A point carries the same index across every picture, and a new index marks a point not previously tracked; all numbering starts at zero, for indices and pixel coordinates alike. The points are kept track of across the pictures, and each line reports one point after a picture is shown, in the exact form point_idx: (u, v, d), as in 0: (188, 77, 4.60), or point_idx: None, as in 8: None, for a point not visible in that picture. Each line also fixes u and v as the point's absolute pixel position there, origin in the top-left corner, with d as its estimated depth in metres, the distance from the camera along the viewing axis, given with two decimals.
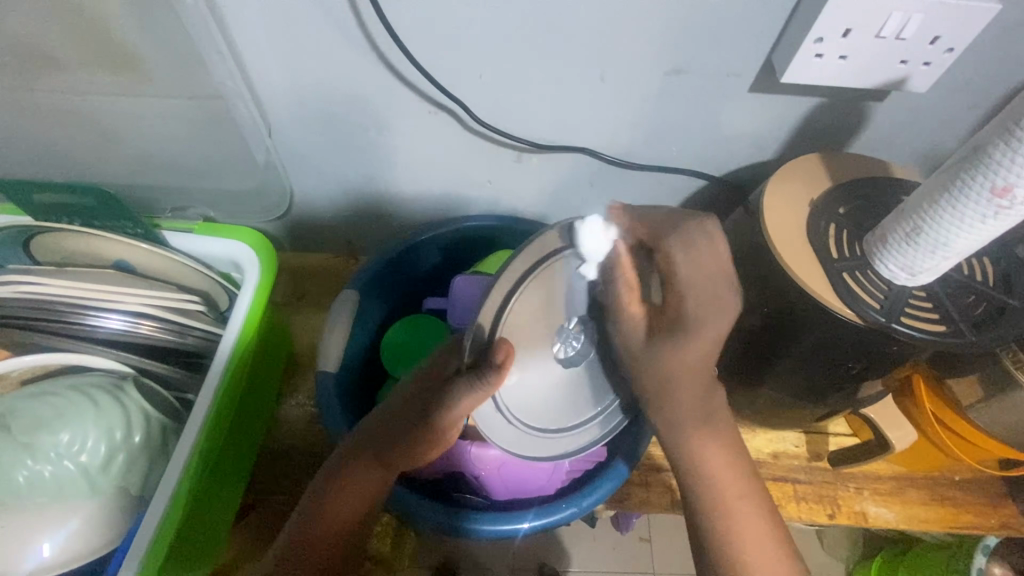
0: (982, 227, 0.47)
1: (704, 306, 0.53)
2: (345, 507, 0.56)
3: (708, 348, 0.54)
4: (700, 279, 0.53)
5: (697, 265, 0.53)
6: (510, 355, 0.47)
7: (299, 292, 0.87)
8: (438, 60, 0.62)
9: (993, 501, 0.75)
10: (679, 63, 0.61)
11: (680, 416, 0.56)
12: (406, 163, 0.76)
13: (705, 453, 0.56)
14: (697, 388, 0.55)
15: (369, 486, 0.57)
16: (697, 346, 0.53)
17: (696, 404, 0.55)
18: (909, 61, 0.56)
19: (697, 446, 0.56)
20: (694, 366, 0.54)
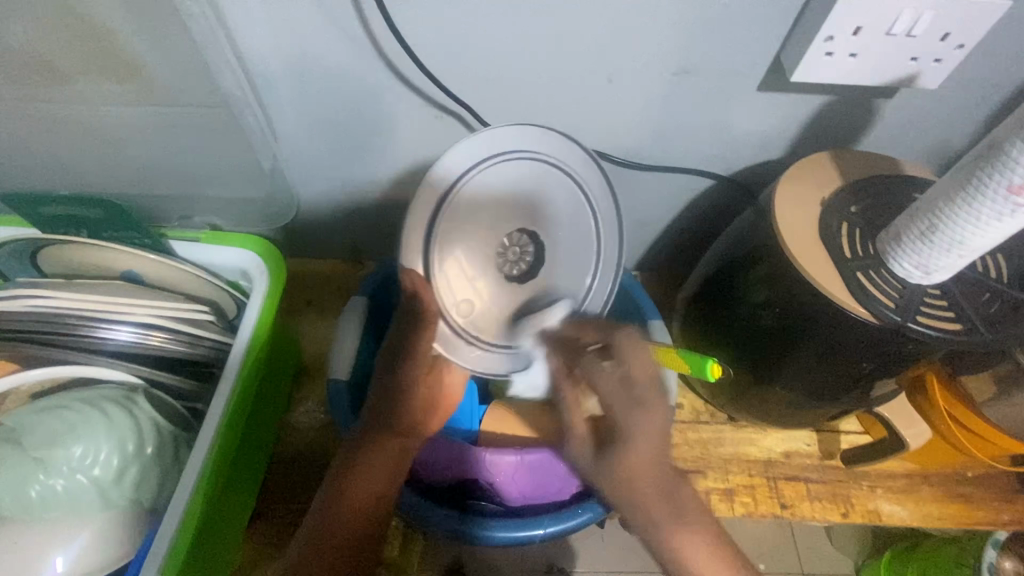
0: (998, 225, 0.47)
1: (637, 417, 0.49)
2: (367, 486, 0.57)
3: (652, 446, 0.49)
4: (619, 395, 0.50)
5: (618, 379, 0.50)
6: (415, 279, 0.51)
7: (307, 298, 0.87)
8: (445, 64, 0.62)
9: (1006, 497, 0.75)
10: (687, 63, 0.61)
11: (653, 522, 0.49)
12: (411, 168, 0.76)
13: (689, 545, 0.50)
14: (660, 487, 0.49)
15: (384, 461, 0.58)
16: (643, 450, 0.49)
17: (664, 509, 0.50)
18: (920, 58, 0.56)
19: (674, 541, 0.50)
20: (653, 465, 0.49)
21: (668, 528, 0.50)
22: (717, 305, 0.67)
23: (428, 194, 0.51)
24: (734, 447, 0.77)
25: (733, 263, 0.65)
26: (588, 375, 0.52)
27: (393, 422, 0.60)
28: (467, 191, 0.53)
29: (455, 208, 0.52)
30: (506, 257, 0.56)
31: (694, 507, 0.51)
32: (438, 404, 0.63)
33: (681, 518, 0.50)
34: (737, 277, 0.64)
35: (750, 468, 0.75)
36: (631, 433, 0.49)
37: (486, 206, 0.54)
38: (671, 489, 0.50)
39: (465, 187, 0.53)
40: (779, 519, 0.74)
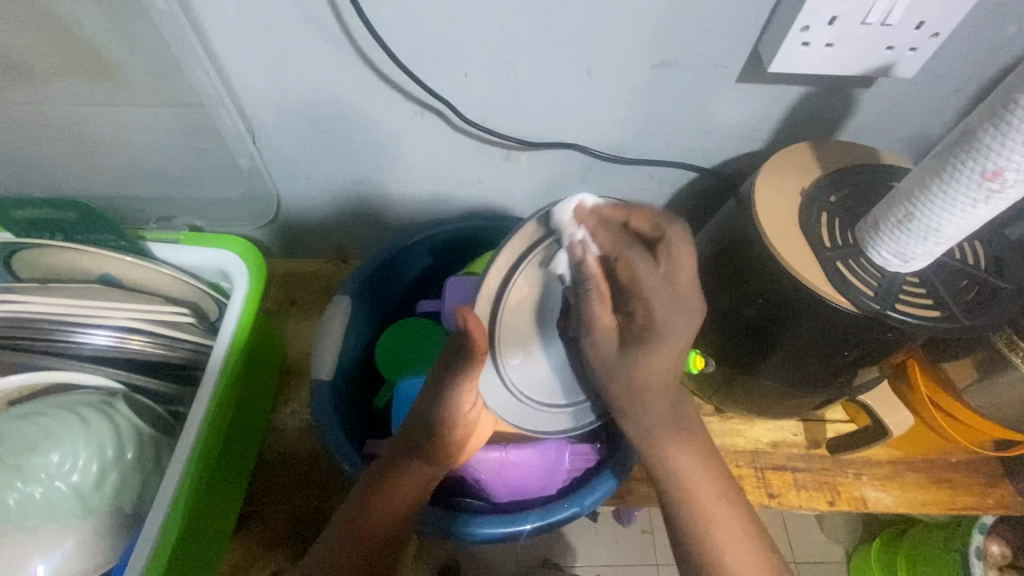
0: (973, 212, 0.47)
1: (675, 318, 0.51)
2: (396, 499, 0.56)
3: (674, 353, 0.52)
4: (668, 289, 0.51)
5: (662, 277, 0.51)
6: (472, 321, 0.53)
7: (290, 297, 0.86)
8: (422, 60, 0.61)
9: (989, 481, 0.75)
10: (666, 56, 0.61)
11: (652, 423, 0.54)
12: (394, 165, 0.75)
13: (682, 460, 0.54)
14: (668, 397, 0.54)
15: (416, 481, 0.57)
16: (662, 358, 0.52)
17: (670, 424, 0.54)
18: (895, 47, 0.56)
19: (672, 453, 0.54)
20: (669, 376, 0.53)
21: (665, 438, 0.54)
22: (700, 298, 0.68)
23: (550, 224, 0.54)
24: (721, 438, 0.77)
25: (714, 255, 0.65)
26: (632, 270, 0.52)
27: (428, 450, 0.58)
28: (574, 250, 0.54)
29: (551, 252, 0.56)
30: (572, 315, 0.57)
31: (691, 415, 0.56)
32: (474, 432, 0.63)
33: (683, 434, 0.55)
34: (719, 269, 0.64)
35: (737, 459, 0.76)
36: (665, 330, 0.51)
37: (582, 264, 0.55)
38: (680, 407, 0.55)
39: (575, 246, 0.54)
40: (767, 508, 0.74)
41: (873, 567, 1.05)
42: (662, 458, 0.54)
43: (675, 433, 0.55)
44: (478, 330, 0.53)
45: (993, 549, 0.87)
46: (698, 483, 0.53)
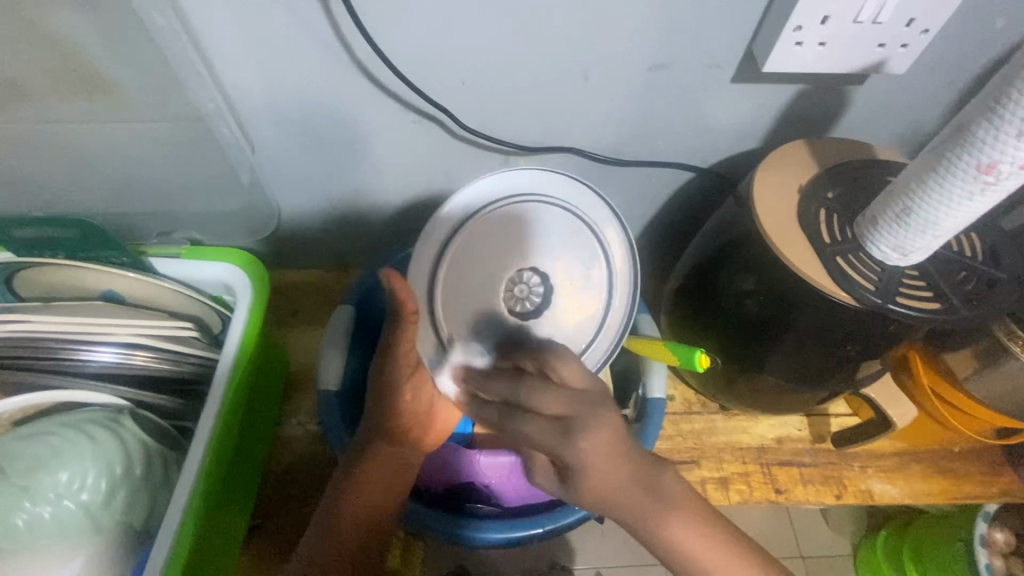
0: (968, 205, 0.47)
1: (578, 444, 0.46)
2: (370, 489, 0.58)
3: (609, 454, 0.46)
4: (555, 431, 0.47)
5: (544, 421, 0.48)
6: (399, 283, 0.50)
7: (292, 310, 0.86)
8: (420, 69, 0.62)
9: (993, 469, 0.76)
10: (661, 58, 0.62)
11: (636, 515, 0.48)
12: (392, 174, 0.75)
13: (673, 528, 0.48)
14: (632, 487, 0.48)
15: (387, 462, 0.59)
16: (598, 470, 0.47)
17: (640, 501, 0.48)
18: (887, 44, 0.57)
19: (669, 530, 0.48)
20: (608, 468, 0.47)
21: (655, 520, 0.48)
22: (702, 296, 0.68)
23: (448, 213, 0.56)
24: (726, 435, 0.77)
25: (715, 253, 0.65)
26: (521, 418, 0.49)
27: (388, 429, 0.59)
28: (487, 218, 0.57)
29: (464, 237, 0.57)
30: (516, 298, 0.56)
31: (679, 487, 0.49)
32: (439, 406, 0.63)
33: (668, 502, 0.48)
34: (720, 267, 0.64)
35: (743, 456, 0.76)
36: (578, 457, 0.46)
37: (497, 237, 0.57)
38: (647, 480, 0.48)
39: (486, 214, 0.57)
40: (774, 504, 0.75)
41: (879, 559, 1.05)
42: (655, 536, 0.48)
43: (667, 511, 0.48)
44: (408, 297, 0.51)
45: (998, 537, 0.88)
46: (699, 551, 0.48)
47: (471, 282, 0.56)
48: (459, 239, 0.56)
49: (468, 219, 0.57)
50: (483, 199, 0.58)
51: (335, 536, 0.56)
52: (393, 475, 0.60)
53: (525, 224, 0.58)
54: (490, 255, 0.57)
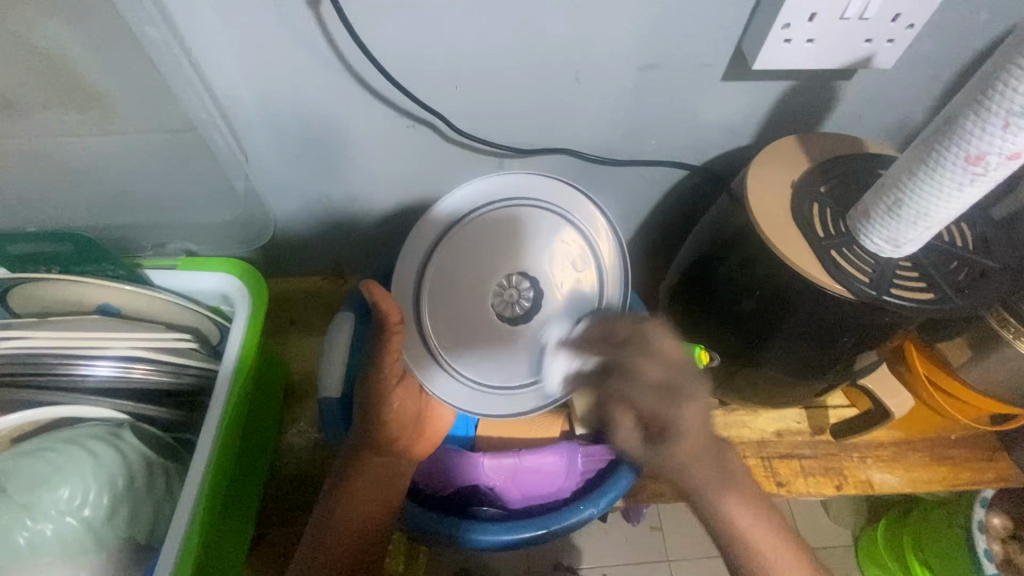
0: (958, 196, 0.48)
1: (682, 410, 0.46)
2: (361, 501, 0.58)
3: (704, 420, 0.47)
4: (662, 396, 0.46)
5: (653, 386, 0.46)
6: (377, 291, 0.57)
7: (289, 318, 0.88)
8: (413, 74, 0.62)
9: (989, 456, 0.77)
10: (652, 58, 0.62)
11: (702, 487, 0.51)
12: (387, 179, 0.75)
13: (731, 504, 0.53)
14: (711, 459, 0.50)
15: (376, 473, 0.60)
16: (689, 443, 0.47)
17: (712, 479, 0.51)
18: (874, 40, 0.57)
19: (725, 504, 0.52)
20: (701, 442, 0.48)
21: (717, 494, 0.52)
22: (698, 292, 0.69)
23: (434, 220, 0.64)
24: (726, 430, 0.78)
25: (711, 250, 0.66)
26: (617, 379, 0.48)
27: (372, 439, 0.60)
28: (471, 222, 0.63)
29: (451, 241, 0.63)
30: (503, 300, 0.63)
31: (739, 468, 0.54)
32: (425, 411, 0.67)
33: (729, 479, 0.53)
34: (716, 263, 0.65)
35: (744, 450, 0.77)
36: (676, 422, 0.46)
37: (477, 246, 0.63)
38: (721, 455, 0.52)
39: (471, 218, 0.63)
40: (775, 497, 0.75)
41: (880, 549, 1.06)
42: (715, 511, 0.52)
43: (727, 485, 0.52)
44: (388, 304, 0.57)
45: (995, 522, 0.89)
46: (749, 528, 0.53)
47: (458, 282, 0.63)
48: (443, 249, 0.64)
49: (448, 233, 0.63)
50: (463, 212, 0.64)
51: (329, 545, 0.56)
52: (385, 486, 0.60)
53: (509, 228, 0.63)
54: (474, 262, 0.63)
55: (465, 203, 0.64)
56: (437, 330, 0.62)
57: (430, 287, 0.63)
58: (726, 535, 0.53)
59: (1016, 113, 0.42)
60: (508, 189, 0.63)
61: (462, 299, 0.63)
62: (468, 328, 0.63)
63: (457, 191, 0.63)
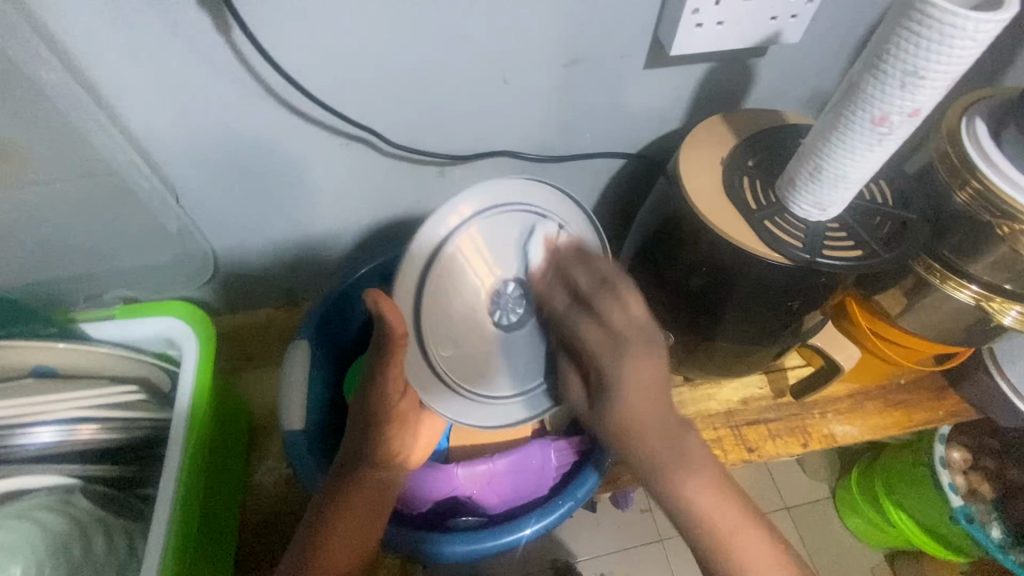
0: (870, 154, 0.51)
1: (624, 361, 0.55)
2: (350, 523, 0.55)
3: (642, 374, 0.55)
4: (608, 343, 0.56)
5: (602, 333, 0.57)
6: (381, 301, 0.50)
7: (243, 354, 0.87)
8: (339, 94, 0.61)
9: (938, 395, 0.82)
10: (575, 54, 0.63)
11: (658, 459, 0.54)
12: (329, 200, 0.74)
13: (691, 486, 0.54)
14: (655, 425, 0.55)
15: (369, 492, 0.56)
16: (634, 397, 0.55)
17: (665, 450, 0.54)
18: (778, 17, 0.60)
19: (678, 482, 0.54)
20: (645, 398, 0.55)
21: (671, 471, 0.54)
22: (648, 276, 0.70)
23: (425, 236, 0.55)
24: (695, 406, 0.80)
25: (656, 233, 0.67)
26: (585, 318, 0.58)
27: (367, 454, 0.56)
28: (468, 234, 0.57)
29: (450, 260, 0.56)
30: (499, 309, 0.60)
31: (701, 453, 0.56)
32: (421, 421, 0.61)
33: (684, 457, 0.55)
34: (662, 245, 0.67)
35: (714, 422, 0.79)
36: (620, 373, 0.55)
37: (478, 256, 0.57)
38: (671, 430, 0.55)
39: (467, 230, 0.57)
40: (748, 463, 0.78)
41: (856, 495, 1.11)
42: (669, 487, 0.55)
43: (681, 462, 0.54)
44: (400, 324, 0.50)
45: (954, 455, 0.97)
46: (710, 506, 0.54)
47: (456, 299, 0.58)
48: (441, 271, 0.56)
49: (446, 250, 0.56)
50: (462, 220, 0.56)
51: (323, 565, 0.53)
52: (376, 504, 0.57)
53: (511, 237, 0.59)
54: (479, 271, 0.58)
55: (458, 211, 0.56)
56: (438, 350, 0.57)
57: (429, 305, 0.56)
58: (681, 512, 0.55)
59: (913, 74, 0.44)
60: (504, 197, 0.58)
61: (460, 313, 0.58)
62: (467, 341, 0.60)
63: (453, 200, 0.56)
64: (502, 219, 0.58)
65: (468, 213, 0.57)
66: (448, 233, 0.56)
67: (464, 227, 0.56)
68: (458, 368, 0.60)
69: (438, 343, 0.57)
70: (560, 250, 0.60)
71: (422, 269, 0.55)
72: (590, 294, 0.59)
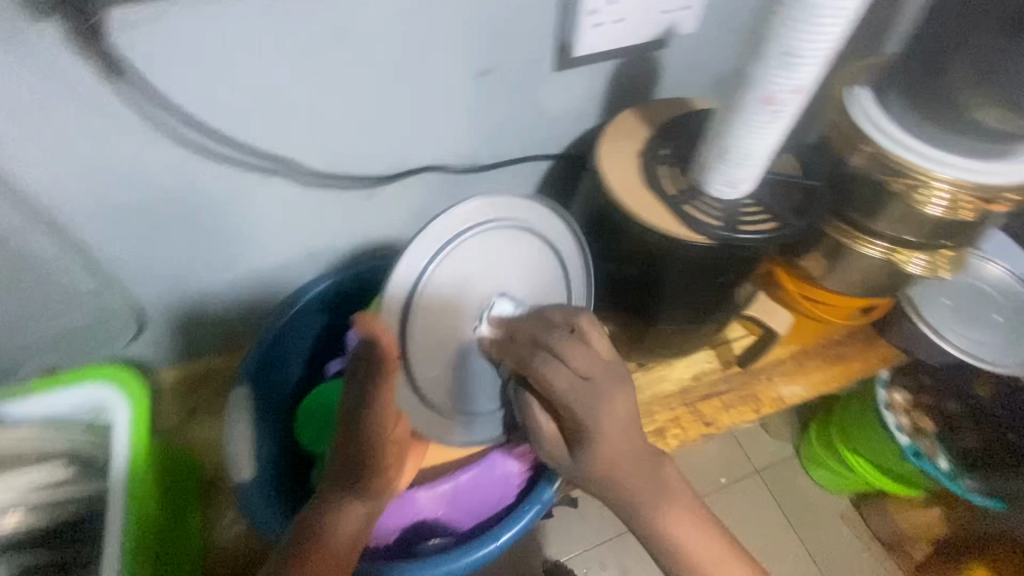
0: (768, 131, 0.54)
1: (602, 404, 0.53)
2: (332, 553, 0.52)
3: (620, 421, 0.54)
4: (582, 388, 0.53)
5: (576, 378, 0.53)
6: (368, 323, 0.54)
7: (188, 409, 0.81)
8: (247, 129, 0.59)
9: (870, 345, 0.88)
10: (484, 64, 0.64)
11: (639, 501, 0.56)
12: (256, 238, 0.72)
13: (670, 518, 0.57)
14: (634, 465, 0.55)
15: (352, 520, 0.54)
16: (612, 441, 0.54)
17: (645, 489, 0.56)
18: (672, 11, 0.64)
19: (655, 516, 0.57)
20: (624, 439, 0.54)
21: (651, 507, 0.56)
22: None
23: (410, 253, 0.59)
24: (651, 390, 0.82)
25: (587, 228, 0.69)
26: (547, 360, 0.54)
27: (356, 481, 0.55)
28: (448, 249, 0.61)
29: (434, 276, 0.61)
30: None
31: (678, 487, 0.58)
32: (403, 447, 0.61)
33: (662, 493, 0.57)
34: (594, 239, 0.68)
35: (670, 402, 0.81)
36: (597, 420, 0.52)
37: (461, 272, 0.62)
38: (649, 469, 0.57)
39: (448, 246, 0.61)
40: (707, 437, 0.81)
41: (817, 448, 1.17)
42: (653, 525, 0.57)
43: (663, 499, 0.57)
44: (385, 335, 0.53)
45: (897, 399, 1.02)
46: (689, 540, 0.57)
47: (441, 315, 0.62)
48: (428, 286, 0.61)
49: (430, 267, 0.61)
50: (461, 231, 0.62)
51: None
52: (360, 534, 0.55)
53: (490, 254, 0.64)
54: (470, 281, 0.63)
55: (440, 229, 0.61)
56: (421, 368, 0.61)
57: (422, 305, 0.61)
58: (658, 542, 0.57)
59: (792, 54, 0.47)
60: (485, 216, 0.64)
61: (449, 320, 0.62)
62: (452, 358, 0.64)
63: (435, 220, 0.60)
64: (482, 236, 0.63)
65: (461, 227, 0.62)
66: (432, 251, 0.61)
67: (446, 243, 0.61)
68: (436, 386, 0.63)
69: (423, 366, 0.62)
70: (524, 265, 0.66)
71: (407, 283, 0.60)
72: (546, 340, 0.55)
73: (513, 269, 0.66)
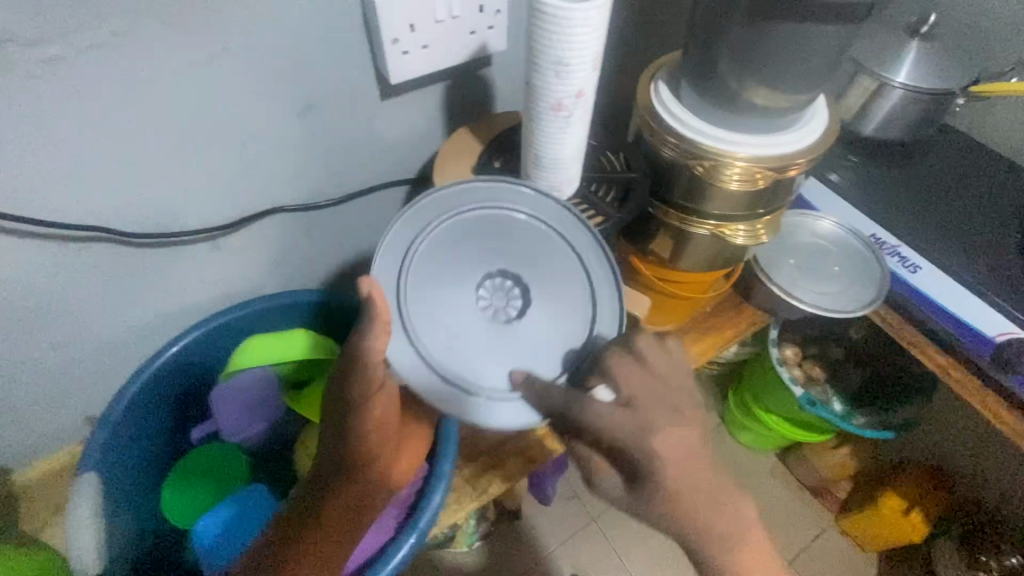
0: (568, 135, 0.57)
1: (660, 440, 0.53)
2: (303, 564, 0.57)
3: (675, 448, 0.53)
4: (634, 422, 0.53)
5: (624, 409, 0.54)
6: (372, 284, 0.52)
7: (55, 503, 0.80)
8: (47, 202, 0.56)
9: (737, 309, 0.91)
10: (303, 103, 0.64)
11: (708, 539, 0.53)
12: (94, 313, 0.68)
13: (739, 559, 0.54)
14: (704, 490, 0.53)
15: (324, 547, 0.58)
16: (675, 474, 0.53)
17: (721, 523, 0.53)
18: (476, 30, 0.66)
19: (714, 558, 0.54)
20: (688, 474, 0.53)
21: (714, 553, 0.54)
22: None
23: (411, 216, 0.56)
24: None
25: None
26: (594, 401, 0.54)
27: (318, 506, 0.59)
28: (447, 223, 0.58)
29: (431, 245, 0.57)
30: (492, 308, 0.59)
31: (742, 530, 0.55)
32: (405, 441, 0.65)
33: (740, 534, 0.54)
34: None
35: None
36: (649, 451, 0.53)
37: (456, 246, 0.58)
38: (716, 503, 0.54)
39: (449, 217, 0.58)
40: None
41: (734, 413, 1.24)
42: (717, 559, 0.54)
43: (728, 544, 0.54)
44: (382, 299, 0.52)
45: (789, 353, 1.12)
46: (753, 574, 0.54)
47: (445, 283, 0.58)
48: (425, 252, 0.57)
49: (429, 230, 0.57)
50: (480, 202, 0.59)
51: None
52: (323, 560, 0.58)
53: (497, 230, 0.60)
54: (475, 251, 0.59)
55: (444, 195, 0.58)
56: (427, 331, 0.56)
57: (431, 247, 0.57)
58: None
59: (562, 62, 0.51)
60: (495, 193, 0.60)
61: (448, 286, 0.58)
62: (464, 327, 0.57)
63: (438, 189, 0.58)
64: (491, 212, 0.60)
65: (464, 202, 0.59)
66: (433, 219, 0.57)
67: (447, 215, 0.58)
68: (446, 355, 0.56)
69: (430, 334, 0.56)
70: (535, 253, 0.61)
71: (405, 244, 0.56)
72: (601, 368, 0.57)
73: (519, 249, 0.60)
